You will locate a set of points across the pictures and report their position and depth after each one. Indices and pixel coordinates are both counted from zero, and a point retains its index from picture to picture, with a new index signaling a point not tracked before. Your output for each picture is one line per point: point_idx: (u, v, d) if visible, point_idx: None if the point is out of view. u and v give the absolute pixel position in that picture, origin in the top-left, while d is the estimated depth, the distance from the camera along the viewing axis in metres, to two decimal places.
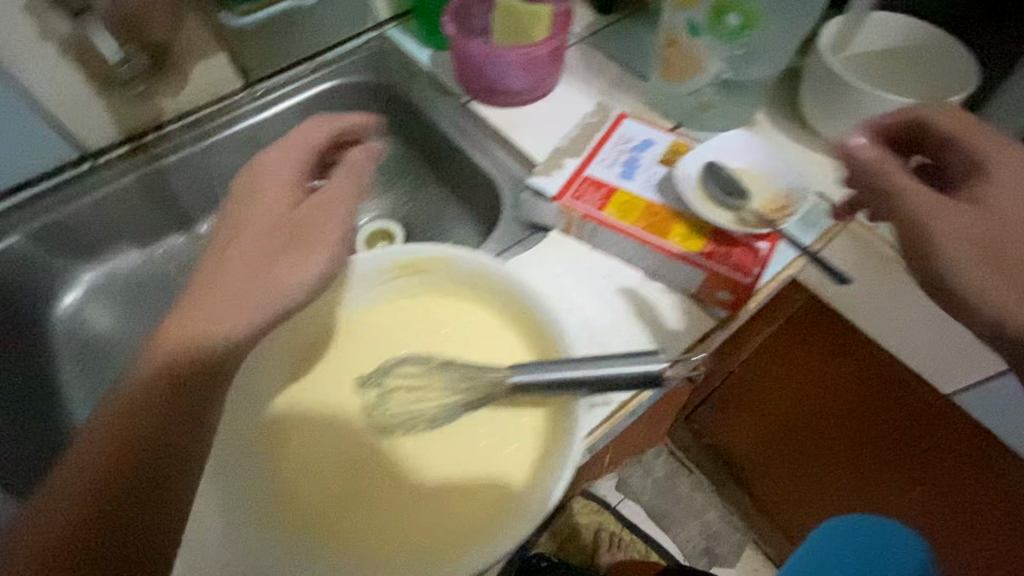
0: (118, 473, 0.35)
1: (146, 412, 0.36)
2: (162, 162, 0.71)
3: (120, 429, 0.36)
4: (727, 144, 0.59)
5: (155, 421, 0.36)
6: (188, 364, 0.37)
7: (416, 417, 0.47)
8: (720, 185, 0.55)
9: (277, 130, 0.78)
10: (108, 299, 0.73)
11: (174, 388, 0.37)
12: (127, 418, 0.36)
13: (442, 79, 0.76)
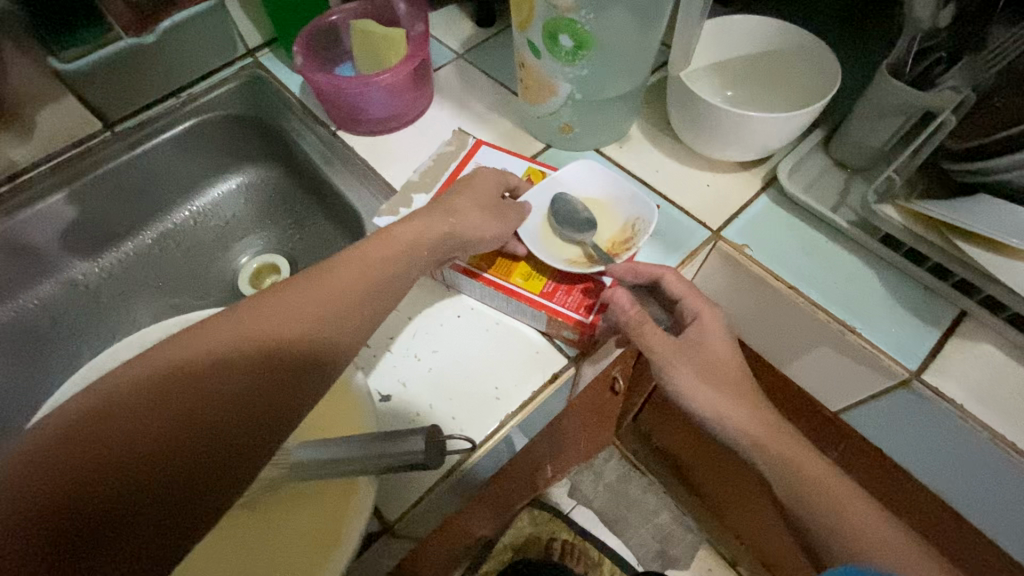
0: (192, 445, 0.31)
1: (252, 373, 0.34)
2: (15, 215, 0.68)
3: (216, 399, 0.33)
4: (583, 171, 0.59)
5: (256, 403, 0.34)
6: (278, 354, 0.36)
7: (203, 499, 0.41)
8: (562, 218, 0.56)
9: (147, 169, 0.75)
10: None
11: (291, 371, 0.36)
12: (218, 400, 0.33)
13: (311, 107, 0.73)
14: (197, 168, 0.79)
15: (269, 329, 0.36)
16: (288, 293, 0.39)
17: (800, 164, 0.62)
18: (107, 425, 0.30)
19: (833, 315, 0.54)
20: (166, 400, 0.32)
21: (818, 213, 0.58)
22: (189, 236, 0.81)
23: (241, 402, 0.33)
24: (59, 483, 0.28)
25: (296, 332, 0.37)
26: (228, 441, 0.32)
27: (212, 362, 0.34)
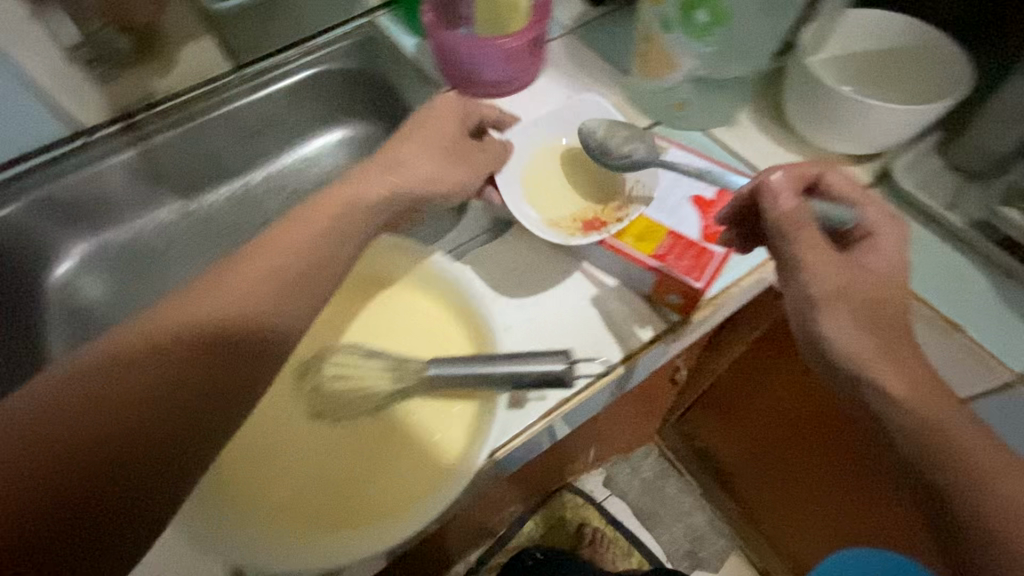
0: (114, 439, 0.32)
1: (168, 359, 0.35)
2: (151, 142, 0.74)
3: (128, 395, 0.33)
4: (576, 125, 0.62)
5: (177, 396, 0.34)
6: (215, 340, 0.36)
7: (345, 402, 0.48)
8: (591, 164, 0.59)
9: (264, 113, 0.80)
10: (104, 270, 0.78)
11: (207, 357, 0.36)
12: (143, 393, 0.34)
13: (425, 67, 0.76)
14: (307, 117, 0.84)
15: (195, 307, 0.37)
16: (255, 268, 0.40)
17: (914, 163, 0.61)
18: (49, 423, 0.32)
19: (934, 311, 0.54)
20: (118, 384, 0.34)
21: (931, 211, 0.58)
22: (292, 181, 0.85)
23: (192, 379, 0.35)
24: (27, 477, 0.30)
25: (215, 316, 0.37)
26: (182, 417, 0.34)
27: (147, 349, 0.35)
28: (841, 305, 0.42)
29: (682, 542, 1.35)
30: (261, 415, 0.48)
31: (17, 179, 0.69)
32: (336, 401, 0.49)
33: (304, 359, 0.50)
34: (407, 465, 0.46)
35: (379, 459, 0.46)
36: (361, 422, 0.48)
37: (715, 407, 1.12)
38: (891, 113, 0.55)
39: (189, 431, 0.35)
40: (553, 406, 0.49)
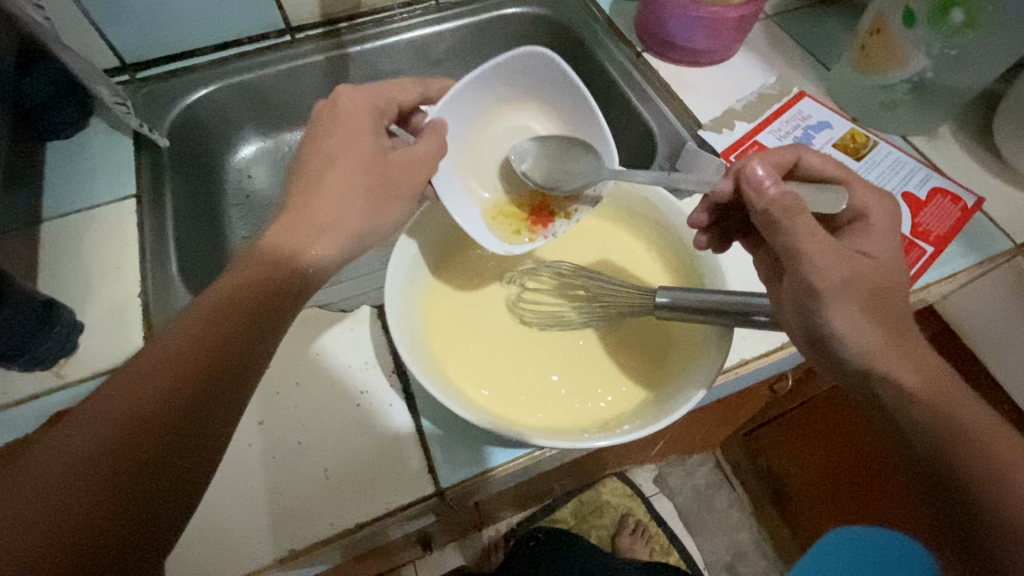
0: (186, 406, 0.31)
1: (228, 324, 0.34)
2: (347, 50, 0.77)
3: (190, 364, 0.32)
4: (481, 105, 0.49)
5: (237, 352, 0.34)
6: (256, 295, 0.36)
7: (556, 319, 0.48)
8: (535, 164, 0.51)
9: (449, 45, 0.82)
10: (273, 163, 0.82)
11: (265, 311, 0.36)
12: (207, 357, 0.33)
13: (618, 26, 0.77)
14: (483, 57, 0.86)
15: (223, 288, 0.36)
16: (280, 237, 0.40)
17: None
18: (96, 418, 0.29)
19: None
20: (119, 379, 0.31)
21: None
22: None
23: (225, 344, 0.33)
24: (81, 469, 0.27)
25: (262, 281, 0.37)
26: (196, 394, 0.31)
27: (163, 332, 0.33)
28: (847, 292, 0.38)
29: (723, 553, 1.35)
30: (469, 316, 0.49)
31: (227, 61, 0.74)
32: (542, 310, 0.49)
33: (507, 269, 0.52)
34: (606, 382, 0.46)
35: (584, 369, 0.46)
36: (572, 334, 0.48)
37: (781, 426, 1.11)
38: None
39: (210, 401, 0.32)
40: (736, 362, 0.49)
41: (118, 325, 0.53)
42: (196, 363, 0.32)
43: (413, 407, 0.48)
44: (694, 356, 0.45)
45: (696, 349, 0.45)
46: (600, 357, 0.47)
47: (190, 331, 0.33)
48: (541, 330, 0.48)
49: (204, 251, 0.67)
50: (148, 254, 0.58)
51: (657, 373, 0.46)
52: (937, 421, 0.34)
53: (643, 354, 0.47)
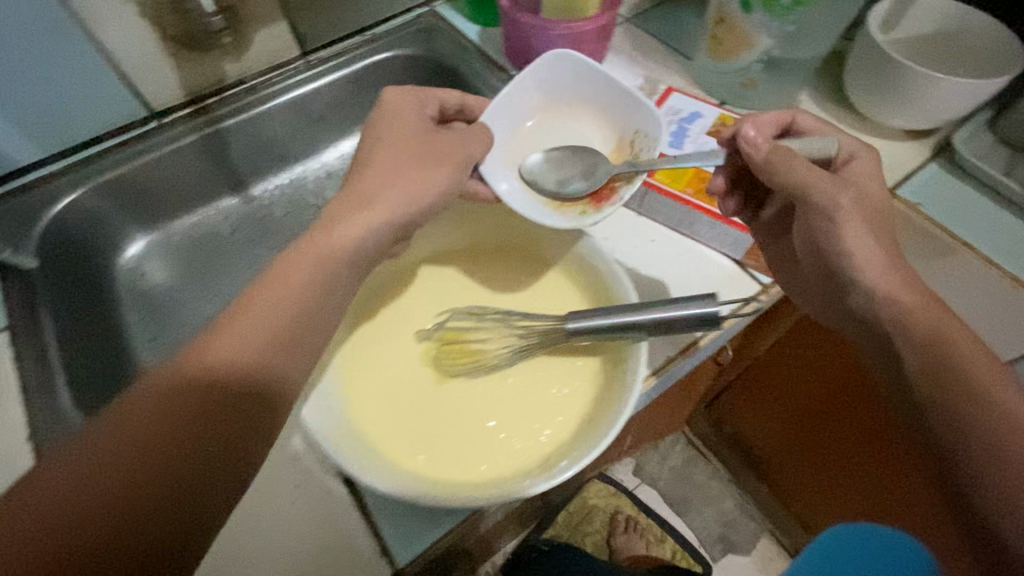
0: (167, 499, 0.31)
1: (220, 407, 0.34)
2: (221, 124, 0.74)
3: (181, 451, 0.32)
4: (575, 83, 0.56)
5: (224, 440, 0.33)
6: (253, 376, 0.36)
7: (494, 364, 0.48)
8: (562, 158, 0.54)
9: (329, 98, 0.81)
10: (168, 254, 0.77)
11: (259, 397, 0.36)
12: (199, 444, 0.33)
13: (491, 54, 0.78)
14: (365, 105, 0.85)
15: (245, 353, 0.36)
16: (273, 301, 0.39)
17: (971, 135, 0.65)
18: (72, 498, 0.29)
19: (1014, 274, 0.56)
20: (99, 467, 0.31)
21: (994, 179, 0.61)
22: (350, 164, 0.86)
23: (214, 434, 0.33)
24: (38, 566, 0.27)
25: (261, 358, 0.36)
26: (196, 481, 0.32)
27: (174, 390, 0.34)
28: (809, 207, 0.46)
29: (714, 528, 1.37)
30: (390, 379, 0.47)
31: (91, 161, 0.69)
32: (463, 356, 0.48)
33: (422, 327, 0.50)
34: (546, 412, 0.45)
35: (518, 407, 0.46)
36: (504, 372, 0.48)
37: (740, 391, 1.15)
38: (958, 87, 0.58)
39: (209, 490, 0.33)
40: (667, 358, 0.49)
41: (8, 476, 0.47)
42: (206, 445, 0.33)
43: (354, 488, 0.45)
44: (619, 369, 0.45)
45: (619, 362, 0.45)
46: (531, 392, 0.47)
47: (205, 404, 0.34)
48: (469, 379, 0.47)
49: (103, 370, 0.62)
50: (32, 392, 0.52)
51: (588, 396, 0.46)
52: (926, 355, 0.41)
53: (572, 380, 0.47)
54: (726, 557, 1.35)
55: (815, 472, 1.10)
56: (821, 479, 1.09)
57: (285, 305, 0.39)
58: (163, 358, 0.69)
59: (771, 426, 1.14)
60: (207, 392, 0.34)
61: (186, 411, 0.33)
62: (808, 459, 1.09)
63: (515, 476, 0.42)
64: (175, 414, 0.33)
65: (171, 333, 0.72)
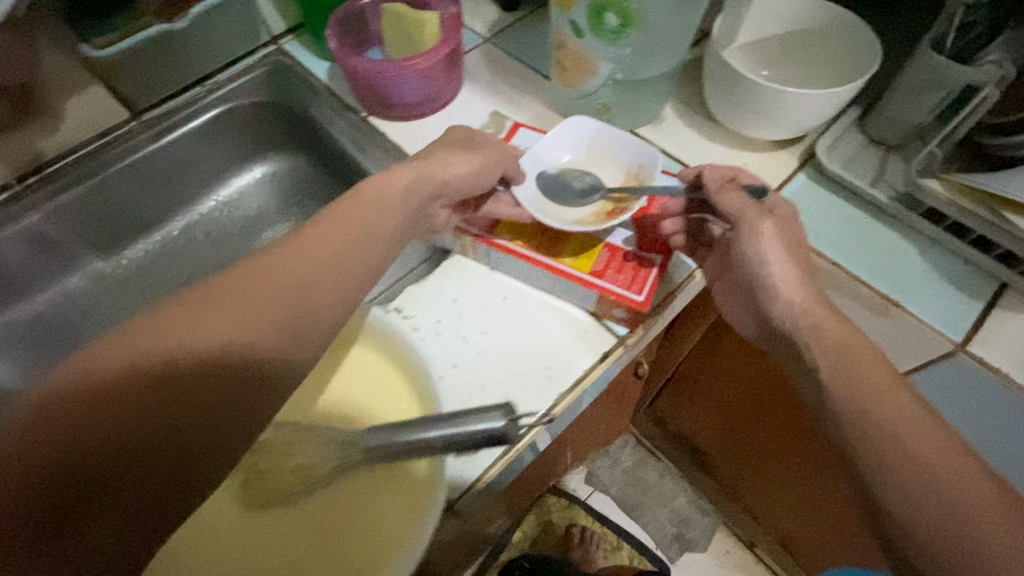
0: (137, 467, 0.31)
1: (193, 386, 0.33)
2: (45, 204, 0.67)
3: (156, 421, 0.32)
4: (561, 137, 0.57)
5: (204, 419, 0.33)
6: (232, 363, 0.34)
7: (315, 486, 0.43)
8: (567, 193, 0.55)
9: (174, 158, 0.74)
10: (11, 352, 0.70)
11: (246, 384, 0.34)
12: (183, 414, 0.32)
13: (340, 92, 0.72)
14: (221, 159, 0.78)
15: (225, 325, 0.35)
16: (255, 291, 0.37)
17: (838, 140, 0.62)
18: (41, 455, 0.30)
19: (885, 293, 0.54)
20: (72, 424, 0.30)
21: (860, 188, 0.58)
22: (213, 226, 0.80)
23: (195, 410, 0.33)
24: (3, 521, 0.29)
25: (233, 342, 0.34)
26: (172, 450, 0.32)
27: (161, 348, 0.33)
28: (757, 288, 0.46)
29: (669, 527, 1.36)
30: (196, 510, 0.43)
31: None
32: (269, 482, 0.43)
33: None
34: (355, 540, 0.41)
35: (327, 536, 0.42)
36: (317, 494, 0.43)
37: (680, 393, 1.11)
38: (805, 96, 0.55)
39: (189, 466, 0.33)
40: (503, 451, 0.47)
41: None
42: (193, 412, 0.33)
43: None
44: (438, 484, 0.41)
45: (438, 477, 0.41)
46: (348, 515, 0.42)
47: (187, 375, 0.33)
48: (283, 504, 0.43)
49: None
50: None
51: (407, 513, 0.41)
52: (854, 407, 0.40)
53: (393, 494, 0.42)
54: (683, 555, 1.35)
55: (757, 471, 1.08)
56: (763, 475, 1.07)
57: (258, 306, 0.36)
58: None
59: (713, 426, 1.11)
60: (182, 367, 0.33)
61: (187, 383, 0.33)
62: (749, 457, 1.07)
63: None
64: (165, 386, 0.32)
65: None
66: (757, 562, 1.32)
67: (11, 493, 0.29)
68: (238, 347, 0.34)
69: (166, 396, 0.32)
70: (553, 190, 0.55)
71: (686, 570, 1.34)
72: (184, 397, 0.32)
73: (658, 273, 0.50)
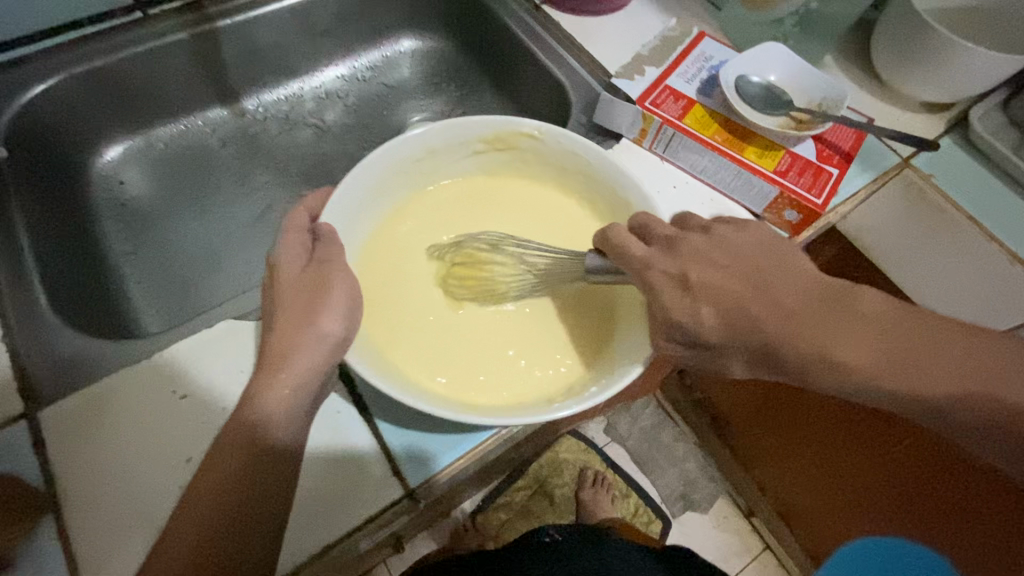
0: (188, 512, 0.35)
1: (254, 433, 0.36)
2: (214, 24, 0.67)
3: (217, 460, 0.35)
4: (758, 54, 0.59)
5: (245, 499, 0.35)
6: (275, 403, 0.36)
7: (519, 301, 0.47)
8: (763, 99, 0.57)
9: (334, 11, 0.74)
10: (149, 165, 0.71)
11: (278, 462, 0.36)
12: (223, 464, 0.35)
13: None
14: (373, 25, 0.78)
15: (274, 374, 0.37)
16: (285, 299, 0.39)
17: (989, 112, 0.65)
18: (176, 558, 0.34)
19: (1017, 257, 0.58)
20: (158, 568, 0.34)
21: (1003, 157, 0.63)
22: (354, 91, 0.80)
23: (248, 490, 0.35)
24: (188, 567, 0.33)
25: (271, 372, 0.37)
26: (226, 503, 0.35)
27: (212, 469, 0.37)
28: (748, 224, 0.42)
29: (676, 486, 1.42)
30: (400, 299, 0.46)
31: (63, 49, 0.62)
32: (481, 283, 0.47)
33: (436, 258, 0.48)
34: (566, 343, 0.46)
35: (539, 336, 0.46)
36: (527, 301, 0.47)
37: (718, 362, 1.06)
38: (983, 58, 0.58)
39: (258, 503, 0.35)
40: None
41: None
42: (248, 459, 0.35)
43: (364, 407, 0.43)
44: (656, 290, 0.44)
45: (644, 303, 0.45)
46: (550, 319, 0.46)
47: (237, 451, 0.36)
48: (487, 302, 0.46)
49: (82, 275, 0.57)
50: (7, 290, 0.48)
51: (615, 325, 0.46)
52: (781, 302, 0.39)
53: (593, 314, 0.47)
54: (685, 513, 1.40)
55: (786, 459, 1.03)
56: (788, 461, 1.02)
57: (283, 338, 0.38)
58: (147, 273, 0.65)
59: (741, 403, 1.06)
60: (255, 413, 0.36)
61: (263, 424, 0.36)
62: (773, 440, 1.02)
63: (539, 403, 0.42)
64: (231, 443, 0.36)
65: (154, 245, 0.67)
66: (752, 531, 1.40)
67: (193, 547, 0.34)
68: (277, 389, 0.37)
69: (234, 448, 0.36)
70: (749, 94, 0.57)
71: (686, 528, 1.40)
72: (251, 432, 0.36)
73: (834, 182, 0.54)
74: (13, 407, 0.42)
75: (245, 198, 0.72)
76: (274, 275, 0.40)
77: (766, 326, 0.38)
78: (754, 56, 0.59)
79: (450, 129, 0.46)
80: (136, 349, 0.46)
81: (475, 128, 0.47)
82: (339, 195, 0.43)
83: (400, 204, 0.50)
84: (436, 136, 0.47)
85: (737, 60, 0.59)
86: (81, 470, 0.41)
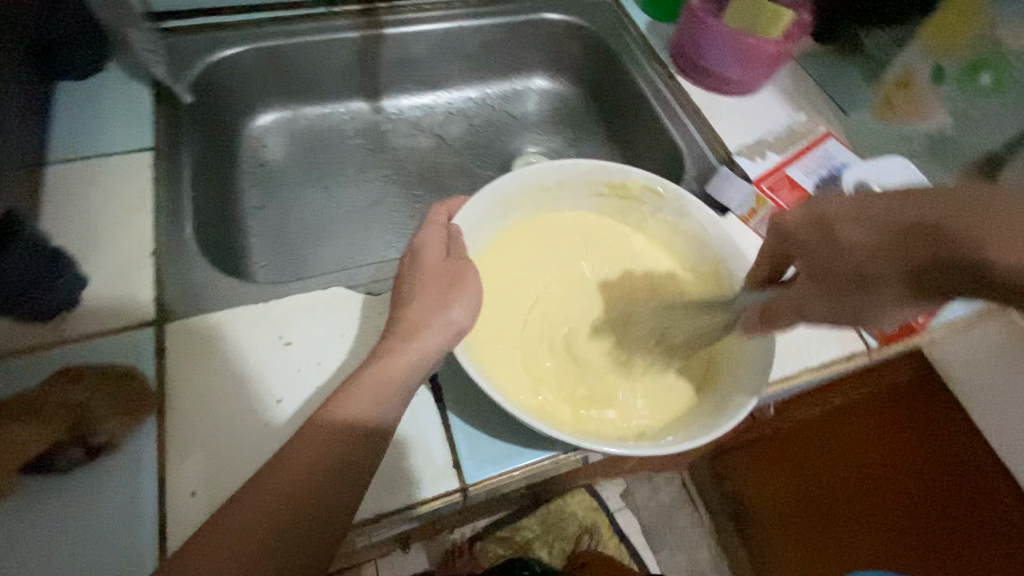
0: (243, 504, 0.35)
1: (326, 443, 0.37)
2: (383, 30, 0.75)
3: (287, 465, 0.36)
4: (882, 164, 0.61)
5: (308, 507, 0.36)
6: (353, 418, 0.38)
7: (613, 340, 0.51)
8: None
9: (485, 40, 0.81)
10: (291, 136, 0.79)
11: (337, 484, 0.37)
12: (291, 469, 0.36)
13: (655, 48, 0.78)
14: (514, 59, 0.85)
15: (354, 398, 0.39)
16: (398, 309, 0.42)
17: None
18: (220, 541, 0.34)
19: None
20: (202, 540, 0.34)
21: None
22: (481, 113, 0.87)
23: (309, 495, 0.36)
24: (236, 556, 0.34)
25: (357, 395, 0.39)
26: (289, 503, 0.35)
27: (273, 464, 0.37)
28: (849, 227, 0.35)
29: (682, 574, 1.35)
30: (509, 305, 0.52)
31: (257, 23, 0.71)
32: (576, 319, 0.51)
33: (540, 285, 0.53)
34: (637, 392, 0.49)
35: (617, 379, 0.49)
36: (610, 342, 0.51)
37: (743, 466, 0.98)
38: None
39: (314, 512, 0.36)
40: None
41: (126, 278, 0.49)
42: (316, 472, 0.36)
43: (440, 396, 0.46)
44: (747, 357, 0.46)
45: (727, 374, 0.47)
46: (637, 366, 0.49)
47: (305, 456, 0.37)
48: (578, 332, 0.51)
49: (217, 217, 0.64)
50: (163, 213, 0.54)
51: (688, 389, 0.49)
52: (861, 262, 0.34)
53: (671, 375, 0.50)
54: None
55: None
56: None
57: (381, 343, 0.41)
58: (266, 230, 0.72)
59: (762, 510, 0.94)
60: (331, 425, 0.38)
61: (339, 441, 0.37)
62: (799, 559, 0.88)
63: (610, 437, 0.45)
64: (302, 450, 0.37)
65: (278, 206, 0.74)
66: None
67: (243, 537, 0.34)
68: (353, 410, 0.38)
69: (304, 457, 0.37)
70: None
71: None
72: (327, 444, 0.37)
73: None
74: (149, 312, 0.47)
75: (363, 185, 0.79)
76: (413, 252, 0.44)
77: (916, 248, 0.32)
78: (876, 167, 0.61)
79: (586, 173, 0.51)
80: (256, 291, 0.51)
81: (606, 174, 0.51)
82: (477, 201, 0.48)
83: (521, 227, 0.54)
84: (572, 175, 0.52)
85: (858, 166, 0.61)
86: (187, 384, 0.45)
